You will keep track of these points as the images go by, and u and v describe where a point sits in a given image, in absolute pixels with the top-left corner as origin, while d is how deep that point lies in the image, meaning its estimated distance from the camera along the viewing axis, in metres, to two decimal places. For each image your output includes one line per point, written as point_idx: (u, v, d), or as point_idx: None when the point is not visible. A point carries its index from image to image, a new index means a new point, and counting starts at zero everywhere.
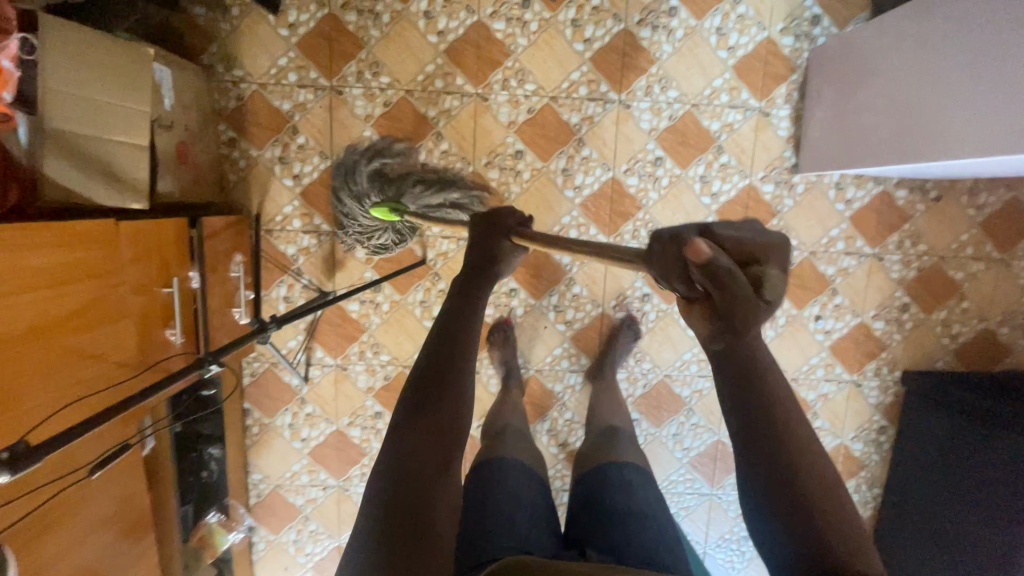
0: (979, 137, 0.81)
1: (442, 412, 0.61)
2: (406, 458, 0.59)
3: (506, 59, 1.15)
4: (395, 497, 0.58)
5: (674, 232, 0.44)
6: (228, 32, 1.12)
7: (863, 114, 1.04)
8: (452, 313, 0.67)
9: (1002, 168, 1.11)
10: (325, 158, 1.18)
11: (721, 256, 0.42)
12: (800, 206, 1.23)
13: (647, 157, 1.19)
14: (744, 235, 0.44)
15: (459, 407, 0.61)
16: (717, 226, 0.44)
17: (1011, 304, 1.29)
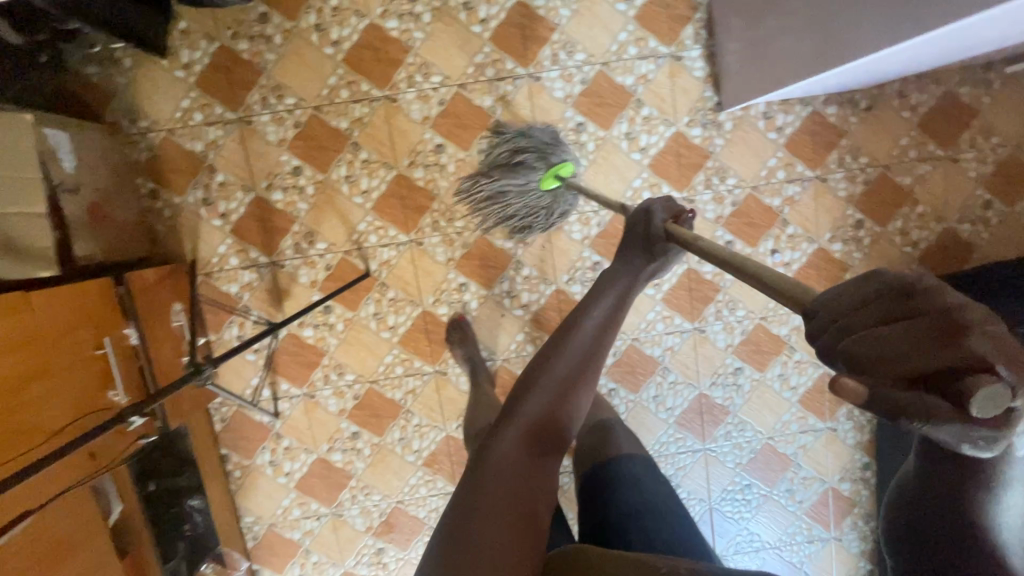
0: (874, 32, 0.79)
1: (552, 395, 0.70)
2: (513, 432, 0.66)
3: (407, 56, 1.13)
4: (493, 454, 0.65)
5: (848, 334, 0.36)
6: (125, 85, 1.11)
7: (771, 37, 1.02)
8: (583, 311, 0.76)
9: (920, 62, 1.09)
10: (248, 191, 1.16)
11: (881, 389, 0.32)
12: (732, 143, 1.21)
13: (568, 125, 1.17)
14: (902, 337, 0.33)
15: (563, 401, 0.70)
16: (895, 335, 0.33)
17: (965, 200, 1.27)
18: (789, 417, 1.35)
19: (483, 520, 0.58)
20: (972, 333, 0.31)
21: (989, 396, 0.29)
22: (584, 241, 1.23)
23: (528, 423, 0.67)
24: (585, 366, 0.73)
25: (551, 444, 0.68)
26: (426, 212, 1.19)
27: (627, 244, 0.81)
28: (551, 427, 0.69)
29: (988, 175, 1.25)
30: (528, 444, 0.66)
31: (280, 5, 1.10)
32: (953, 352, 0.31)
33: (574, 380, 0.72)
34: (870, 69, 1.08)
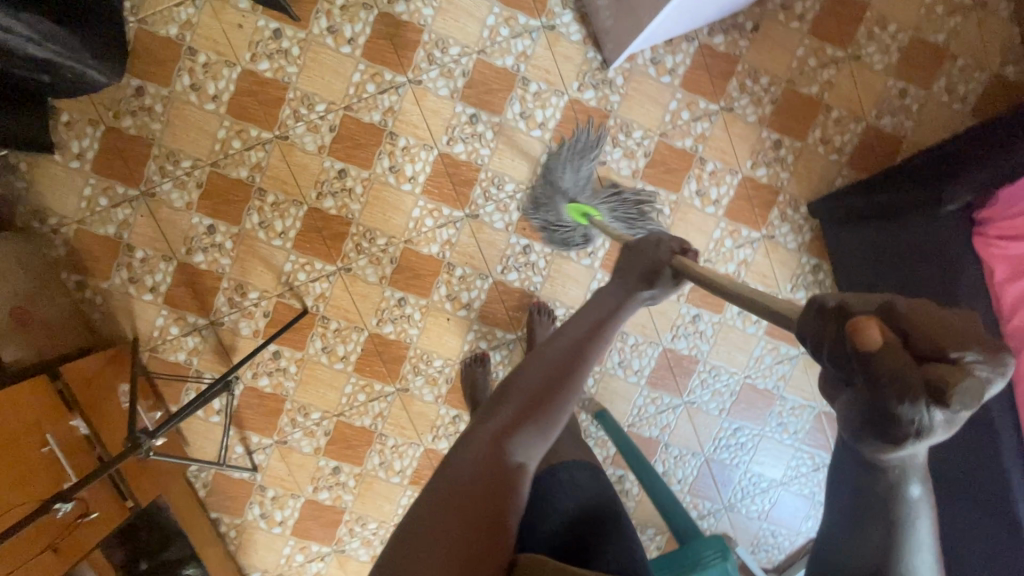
0: None
1: (531, 399, 0.55)
2: (485, 430, 0.53)
3: (287, 92, 1.14)
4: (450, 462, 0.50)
5: (884, 301, 0.37)
6: (27, 187, 1.13)
7: None
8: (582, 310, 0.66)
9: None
10: (170, 260, 1.18)
11: (896, 349, 0.34)
12: (628, 98, 1.20)
13: (461, 119, 1.18)
14: (926, 321, 0.35)
15: (547, 410, 0.55)
16: (904, 309, 0.36)
17: (879, 93, 1.23)
18: (760, 352, 1.32)
19: (432, 532, 0.45)
20: (991, 353, 0.34)
21: (960, 393, 0.33)
22: (508, 228, 1.22)
23: (500, 424, 0.53)
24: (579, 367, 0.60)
25: (531, 453, 0.53)
26: (347, 238, 1.20)
27: (632, 256, 0.71)
28: (537, 433, 0.54)
29: (894, 63, 1.22)
30: (500, 450, 0.51)
31: (153, 75, 1.12)
32: (946, 346, 0.34)
33: (555, 386, 0.57)
34: None
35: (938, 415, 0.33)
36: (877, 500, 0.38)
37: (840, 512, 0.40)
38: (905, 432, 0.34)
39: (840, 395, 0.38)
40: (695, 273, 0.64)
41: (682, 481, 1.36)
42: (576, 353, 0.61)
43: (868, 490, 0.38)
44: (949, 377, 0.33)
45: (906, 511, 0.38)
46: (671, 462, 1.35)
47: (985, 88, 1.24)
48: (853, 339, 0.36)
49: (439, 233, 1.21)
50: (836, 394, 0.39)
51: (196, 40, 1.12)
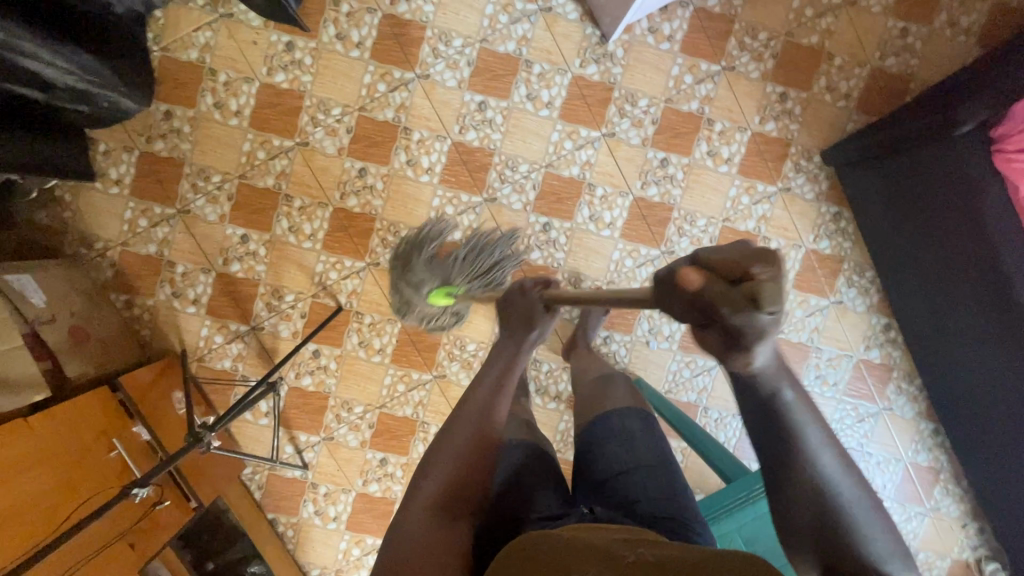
0: None
1: (459, 451, 0.68)
2: (418, 502, 0.64)
3: (303, 100, 1.20)
4: (397, 525, 0.63)
5: (692, 254, 0.49)
6: (73, 216, 1.21)
7: None
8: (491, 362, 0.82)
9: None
10: (209, 271, 1.24)
11: (711, 283, 0.45)
12: (630, 68, 1.22)
13: (471, 108, 1.22)
14: (724, 254, 0.46)
15: (472, 456, 0.68)
16: (704, 255, 0.48)
17: (880, 35, 1.24)
18: (790, 306, 1.32)
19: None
20: (771, 259, 0.44)
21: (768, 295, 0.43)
22: (526, 208, 1.25)
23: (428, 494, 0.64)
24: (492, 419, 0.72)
25: (463, 506, 0.65)
26: (372, 234, 1.24)
27: (508, 306, 0.88)
28: (465, 488, 0.66)
29: (891, 4, 1.23)
30: (435, 510, 0.63)
31: (178, 98, 1.19)
32: (746, 264, 0.44)
33: (477, 430, 0.70)
34: None
35: (761, 315, 0.43)
36: (774, 431, 0.52)
37: (761, 452, 0.53)
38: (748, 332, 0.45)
39: (704, 335, 0.48)
40: (557, 299, 0.84)
41: (726, 445, 1.35)
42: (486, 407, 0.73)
43: (770, 419, 0.52)
44: (755, 287, 0.43)
45: (796, 424, 0.52)
46: (712, 425, 1.34)
47: (988, 17, 1.24)
48: (684, 288, 0.48)
49: (461, 220, 1.25)
50: (695, 335, 0.50)
51: (215, 61, 1.18)
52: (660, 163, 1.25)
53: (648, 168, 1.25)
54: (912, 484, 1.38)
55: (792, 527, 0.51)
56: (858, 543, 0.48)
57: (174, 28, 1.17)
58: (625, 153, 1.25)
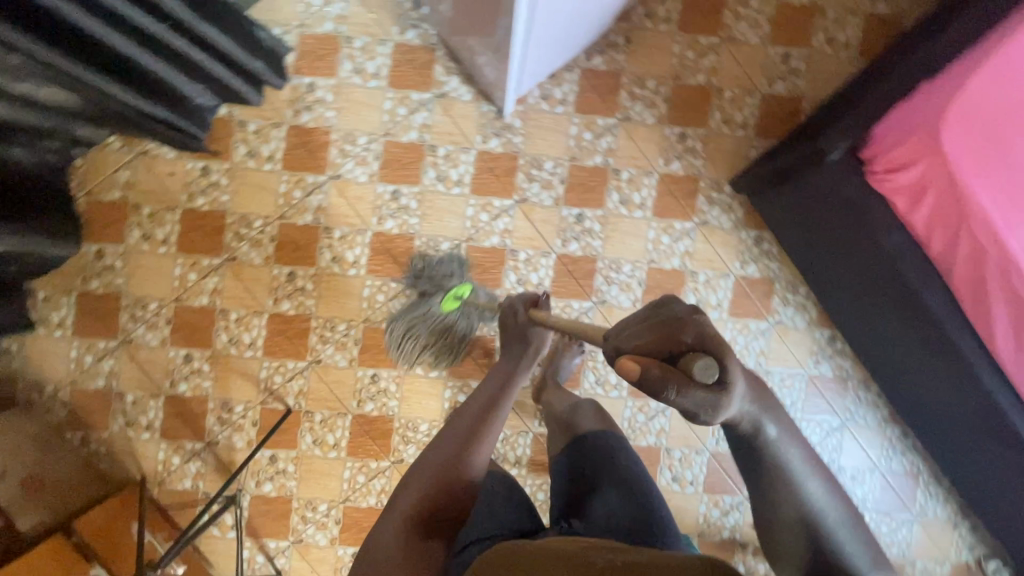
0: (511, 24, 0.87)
1: (446, 457, 0.81)
2: (401, 514, 0.76)
3: (225, 218, 1.26)
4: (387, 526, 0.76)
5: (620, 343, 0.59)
6: (22, 363, 1.25)
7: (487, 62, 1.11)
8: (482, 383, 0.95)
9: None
10: (158, 396, 1.27)
11: (647, 370, 0.53)
12: (530, 135, 1.27)
13: (385, 198, 1.27)
14: (643, 338, 0.56)
15: (463, 465, 0.81)
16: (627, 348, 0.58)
17: (765, 64, 1.29)
18: (731, 334, 1.33)
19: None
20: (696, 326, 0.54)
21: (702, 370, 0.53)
22: None
23: (410, 506, 0.77)
24: (475, 442, 0.83)
25: (441, 520, 0.77)
26: (310, 333, 1.28)
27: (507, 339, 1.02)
28: (447, 501, 0.78)
29: (769, 33, 1.28)
30: (415, 517, 0.76)
31: (107, 236, 1.25)
32: (681, 335, 0.54)
33: (471, 438, 0.84)
34: (589, 29, 1.15)
35: (698, 390, 0.53)
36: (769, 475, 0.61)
37: (753, 491, 0.63)
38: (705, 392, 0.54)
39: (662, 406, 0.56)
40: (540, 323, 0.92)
41: (695, 482, 1.35)
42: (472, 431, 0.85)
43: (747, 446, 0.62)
44: (690, 361, 0.53)
45: (789, 468, 0.61)
46: (677, 465, 1.34)
47: (864, 30, 1.28)
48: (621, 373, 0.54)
49: (393, 305, 1.29)
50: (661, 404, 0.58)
51: (137, 196, 1.24)
52: (576, 218, 1.29)
53: (566, 226, 1.29)
54: (891, 491, 1.37)
55: (779, 529, 0.60)
56: (849, 565, 0.57)
57: (94, 172, 1.24)
58: (541, 216, 1.29)
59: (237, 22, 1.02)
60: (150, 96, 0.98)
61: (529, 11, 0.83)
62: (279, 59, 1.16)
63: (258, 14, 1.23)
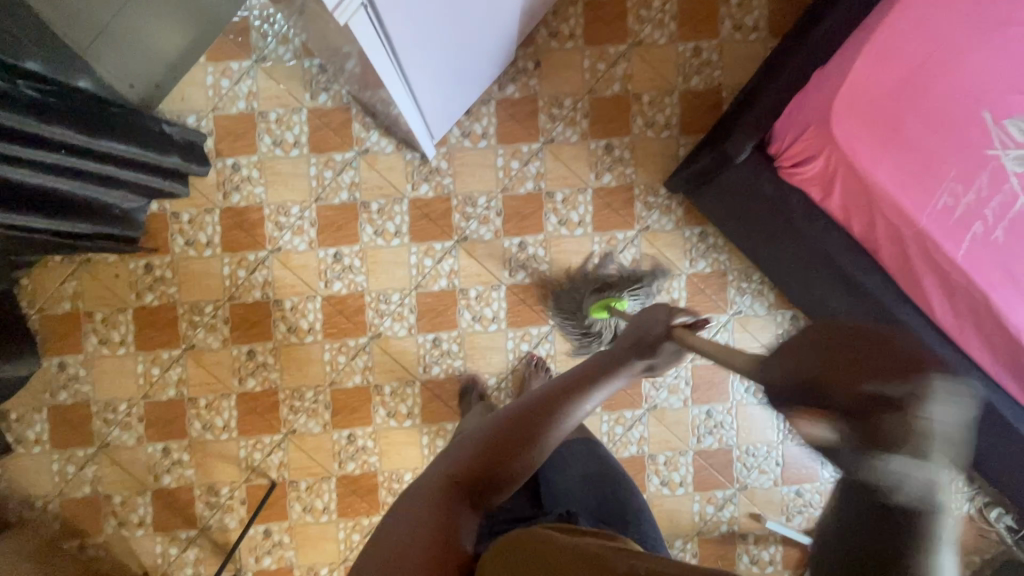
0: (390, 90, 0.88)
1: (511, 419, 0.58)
2: (450, 465, 0.54)
3: (176, 309, 1.27)
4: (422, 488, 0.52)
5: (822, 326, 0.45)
6: (8, 485, 1.27)
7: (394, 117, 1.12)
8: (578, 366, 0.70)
9: (525, 18, 1.15)
10: (144, 492, 1.29)
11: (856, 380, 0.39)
12: (458, 174, 1.28)
13: (329, 261, 1.28)
14: (857, 327, 0.43)
15: (531, 437, 0.56)
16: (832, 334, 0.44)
17: (676, 62, 1.29)
18: None
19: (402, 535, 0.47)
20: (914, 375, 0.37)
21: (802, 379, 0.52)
22: (411, 331, 1.30)
23: (462, 463, 0.53)
24: (558, 414, 0.60)
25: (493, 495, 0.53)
26: (280, 405, 1.30)
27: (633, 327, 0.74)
28: (506, 474, 0.54)
29: (675, 31, 1.28)
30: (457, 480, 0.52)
31: (66, 347, 1.27)
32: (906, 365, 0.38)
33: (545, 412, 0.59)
34: (493, 64, 1.16)
35: (903, 450, 0.37)
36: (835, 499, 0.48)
37: (830, 539, 0.41)
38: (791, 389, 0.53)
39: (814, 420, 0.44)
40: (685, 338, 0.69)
41: (684, 483, 1.35)
42: (554, 397, 0.61)
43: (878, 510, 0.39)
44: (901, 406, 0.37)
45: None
46: (664, 469, 1.34)
47: (769, 9, 1.28)
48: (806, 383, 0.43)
49: (356, 364, 1.30)
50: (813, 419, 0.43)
51: (87, 303, 1.26)
52: (519, 246, 1.30)
53: (511, 255, 1.30)
54: None
55: None
56: None
57: (42, 288, 1.26)
58: (484, 250, 1.29)
59: (140, 127, 1.04)
60: (71, 215, 0.99)
61: (405, 78, 0.83)
62: (195, 149, 1.18)
63: (165, 108, 1.26)
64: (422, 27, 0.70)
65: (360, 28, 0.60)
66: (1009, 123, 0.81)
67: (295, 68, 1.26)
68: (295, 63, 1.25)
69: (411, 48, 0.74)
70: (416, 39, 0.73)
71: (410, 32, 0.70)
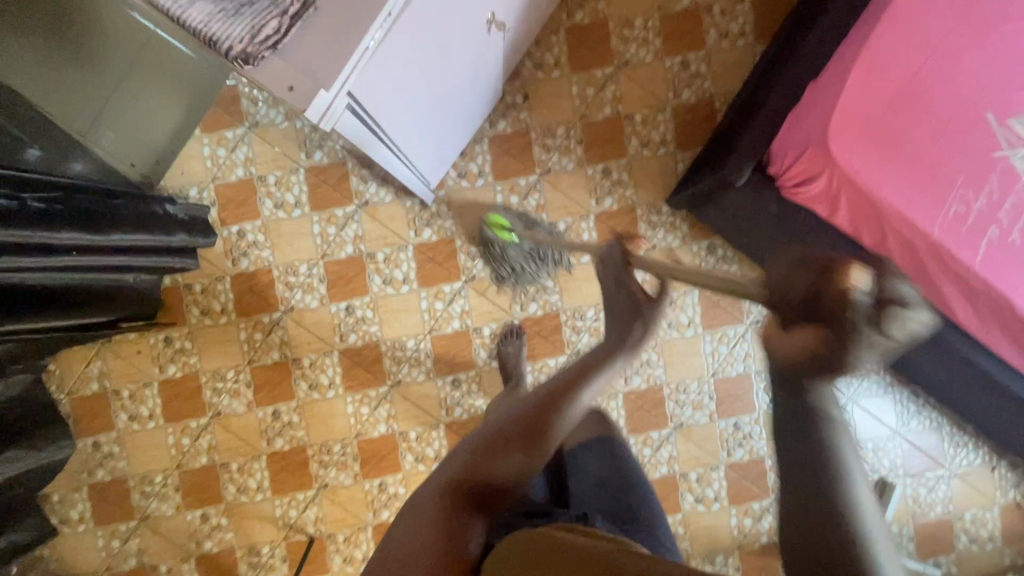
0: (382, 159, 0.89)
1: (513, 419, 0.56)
2: (451, 472, 0.54)
3: (199, 378, 1.30)
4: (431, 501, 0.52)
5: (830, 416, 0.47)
6: (58, 565, 1.31)
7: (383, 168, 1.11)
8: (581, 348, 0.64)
9: (508, 56, 1.15)
10: (188, 559, 1.32)
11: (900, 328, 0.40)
12: (458, 214, 1.29)
13: (341, 315, 1.29)
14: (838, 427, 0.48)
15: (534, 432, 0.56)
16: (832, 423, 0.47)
17: (665, 77, 1.27)
18: (710, 346, 1.31)
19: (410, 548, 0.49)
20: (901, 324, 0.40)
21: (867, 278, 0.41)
22: (430, 375, 1.31)
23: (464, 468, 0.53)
24: (559, 403, 0.58)
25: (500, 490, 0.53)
26: (310, 462, 1.31)
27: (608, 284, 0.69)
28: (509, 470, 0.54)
29: (660, 47, 1.27)
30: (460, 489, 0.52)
31: (98, 427, 1.30)
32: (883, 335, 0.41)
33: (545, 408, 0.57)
34: (479, 109, 1.16)
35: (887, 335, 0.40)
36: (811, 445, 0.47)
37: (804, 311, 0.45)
38: (843, 317, 0.41)
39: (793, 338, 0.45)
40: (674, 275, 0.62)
41: (719, 498, 1.33)
42: (551, 387, 0.59)
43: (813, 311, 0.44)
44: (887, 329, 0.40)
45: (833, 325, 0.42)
46: (696, 486, 1.33)
47: (753, 14, 1.27)
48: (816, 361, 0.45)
49: (379, 413, 1.31)
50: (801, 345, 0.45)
51: (113, 382, 1.29)
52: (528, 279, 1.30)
53: (519, 289, 1.30)
54: (919, 452, 1.34)
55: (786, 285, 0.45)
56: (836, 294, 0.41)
57: (68, 372, 1.29)
58: (492, 287, 1.30)
59: (147, 216, 1.05)
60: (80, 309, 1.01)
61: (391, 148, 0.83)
62: (201, 225, 1.19)
63: (166, 183, 1.27)
64: (404, 105, 0.70)
65: (342, 128, 0.60)
66: (1015, 122, 0.79)
67: (288, 130, 1.27)
68: (287, 124, 1.27)
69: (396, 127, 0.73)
70: (401, 113, 0.72)
71: (392, 111, 0.69)
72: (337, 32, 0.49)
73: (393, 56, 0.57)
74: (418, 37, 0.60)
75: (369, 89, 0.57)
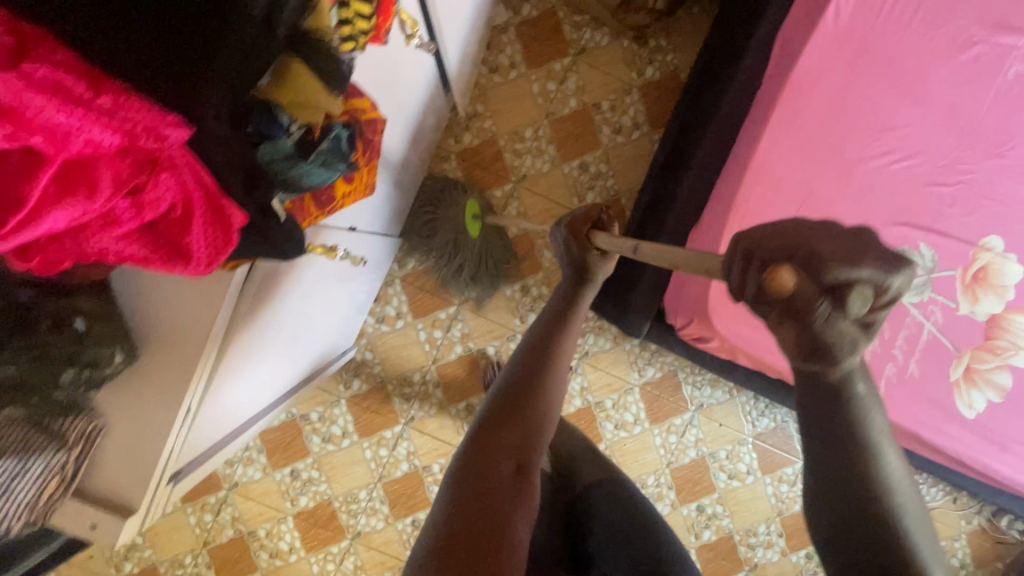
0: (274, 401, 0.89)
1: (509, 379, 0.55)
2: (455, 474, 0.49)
3: (158, 569, 1.28)
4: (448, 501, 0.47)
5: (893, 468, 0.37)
6: None
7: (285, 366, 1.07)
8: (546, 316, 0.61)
9: (394, 216, 1.13)
10: None
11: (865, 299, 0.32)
12: (386, 358, 1.27)
13: (287, 480, 1.27)
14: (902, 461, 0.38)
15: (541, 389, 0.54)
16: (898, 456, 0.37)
17: (566, 183, 1.24)
18: (659, 438, 1.31)
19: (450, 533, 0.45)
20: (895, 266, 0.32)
21: (804, 271, 0.32)
22: (388, 521, 1.28)
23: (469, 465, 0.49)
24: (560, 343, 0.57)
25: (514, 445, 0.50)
26: None
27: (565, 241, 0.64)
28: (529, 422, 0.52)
29: (554, 154, 1.24)
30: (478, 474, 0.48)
31: None
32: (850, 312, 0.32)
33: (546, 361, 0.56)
34: (377, 261, 1.13)
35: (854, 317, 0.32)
36: (854, 479, 0.36)
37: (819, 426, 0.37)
38: (808, 319, 0.32)
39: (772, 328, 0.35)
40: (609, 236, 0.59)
41: None
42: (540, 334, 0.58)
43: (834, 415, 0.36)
44: (861, 299, 0.31)
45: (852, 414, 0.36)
46: None
47: (643, 104, 1.23)
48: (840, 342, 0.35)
49: (345, 567, 1.28)
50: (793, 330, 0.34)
51: None
52: (467, 408, 1.28)
53: (460, 420, 1.27)
54: None
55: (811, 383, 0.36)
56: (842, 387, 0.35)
57: None
58: (432, 423, 1.28)
59: None
60: None
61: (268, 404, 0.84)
62: None
63: None
64: (254, 397, 0.73)
65: (174, 489, 0.63)
66: None
67: None
68: None
69: (255, 384, 0.70)
70: (258, 398, 0.75)
71: (244, 409, 0.72)
72: (139, 459, 0.52)
73: (244, 346, 0.57)
74: (232, 388, 0.62)
75: (189, 453, 0.61)
